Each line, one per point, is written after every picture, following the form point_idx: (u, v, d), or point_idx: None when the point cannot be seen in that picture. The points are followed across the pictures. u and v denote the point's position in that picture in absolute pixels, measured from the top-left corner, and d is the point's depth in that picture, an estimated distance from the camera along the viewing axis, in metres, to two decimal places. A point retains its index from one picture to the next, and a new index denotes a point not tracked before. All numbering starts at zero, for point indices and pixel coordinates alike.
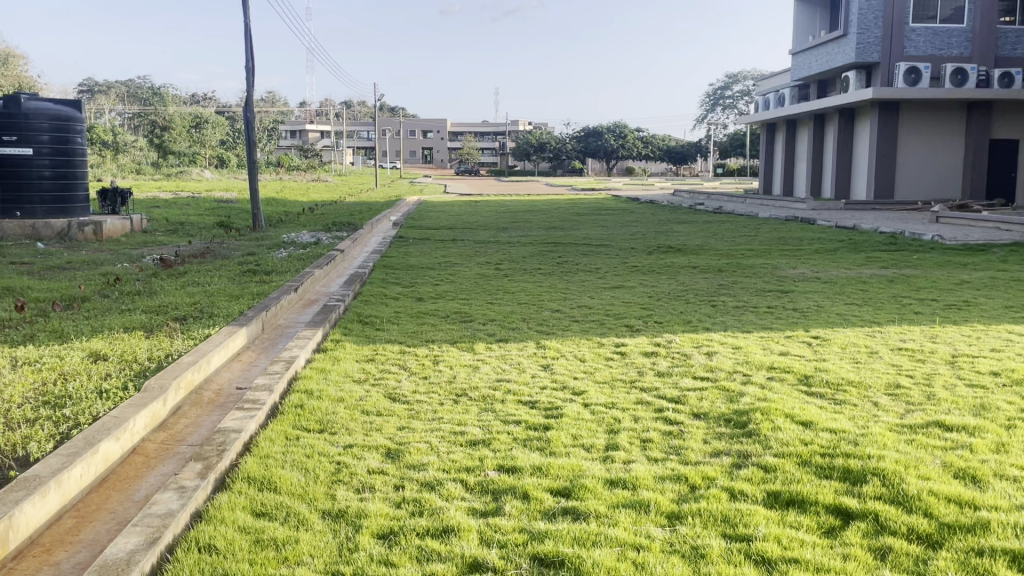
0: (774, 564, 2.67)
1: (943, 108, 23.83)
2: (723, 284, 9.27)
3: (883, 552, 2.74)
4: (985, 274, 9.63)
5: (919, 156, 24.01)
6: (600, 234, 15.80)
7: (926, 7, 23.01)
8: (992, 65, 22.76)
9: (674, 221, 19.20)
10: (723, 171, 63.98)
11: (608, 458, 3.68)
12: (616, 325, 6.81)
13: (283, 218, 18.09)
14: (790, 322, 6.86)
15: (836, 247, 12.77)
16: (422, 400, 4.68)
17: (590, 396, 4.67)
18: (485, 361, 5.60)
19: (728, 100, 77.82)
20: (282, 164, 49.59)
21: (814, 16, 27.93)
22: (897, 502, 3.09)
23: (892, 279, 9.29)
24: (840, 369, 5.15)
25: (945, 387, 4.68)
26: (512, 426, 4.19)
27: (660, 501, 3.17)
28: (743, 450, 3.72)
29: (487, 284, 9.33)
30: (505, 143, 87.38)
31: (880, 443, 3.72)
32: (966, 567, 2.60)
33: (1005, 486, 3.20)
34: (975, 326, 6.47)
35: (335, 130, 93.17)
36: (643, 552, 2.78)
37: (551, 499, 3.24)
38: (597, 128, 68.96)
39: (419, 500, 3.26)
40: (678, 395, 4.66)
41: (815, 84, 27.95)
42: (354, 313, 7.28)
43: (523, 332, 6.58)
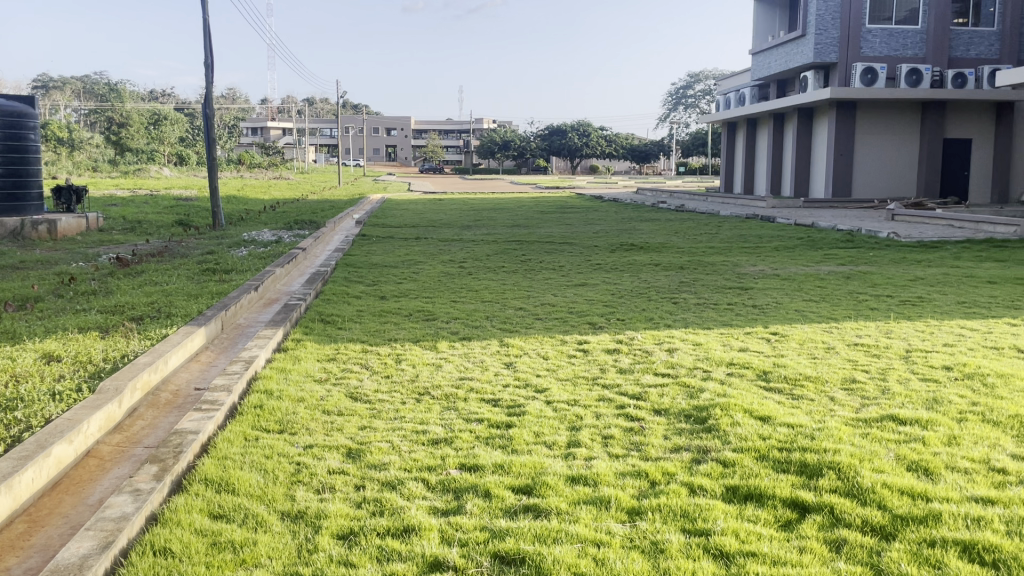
0: (732, 558, 2.70)
1: (898, 108, 24.31)
2: (684, 281, 9.34)
3: (839, 544, 2.79)
4: (937, 271, 9.80)
5: (876, 155, 24.47)
6: (563, 231, 15.85)
7: (882, 9, 23.45)
8: (946, 66, 23.20)
9: (635, 219, 19.29)
10: (686, 170, 64.36)
11: (570, 455, 3.70)
12: (579, 323, 6.82)
13: (244, 216, 17.83)
14: (750, 318, 6.94)
15: (796, 244, 12.95)
16: (384, 399, 4.65)
17: (551, 394, 4.68)
18: (447, 359, 5.58)
19: (690, 100, 78.58)
20: (243, 163, 48.87)
21: (774, 17, 28.32)
22: (852, 495, 3.15)
23: (848, 275, 9.46)
24: (798, 365, 5.22)
25: (899, 381, 4.79)
26: (474, 424, 4.19)
27: (620, 497, 3.19)
28: (702, 445, 3.76)
29: (452, 282, 9.27)
30: (469, 141, 86.87)
31: (836, 436, 3.79)
32: (918, 558, 2.65)
33: (956, 478, 3.28)
34: (928, 322, 6.62)
35: (297, 127, 92.08)
36: (603, 548, 2.79)
37: (512, 497, 3.24)
38: (561, 127, 68.83)
39: (379, 500, 3.24)
40: (639, 390, 4.70)
41: (774, 84, 28.30)
42: (315, 312, 7.19)
43: (487, 330, 6.58)
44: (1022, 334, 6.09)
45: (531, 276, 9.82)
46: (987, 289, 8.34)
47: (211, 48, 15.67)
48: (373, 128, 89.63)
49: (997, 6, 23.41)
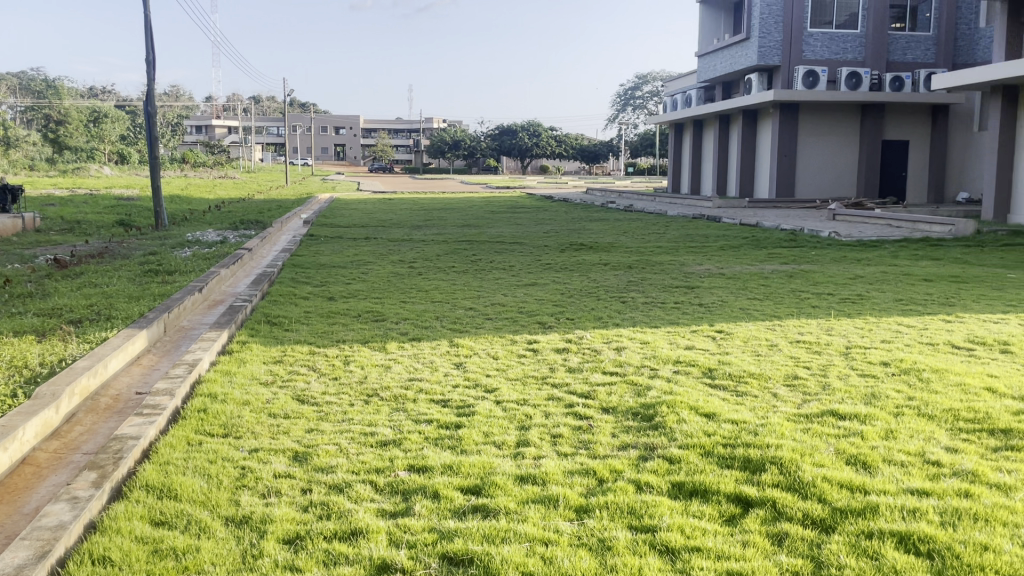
0: (677, 554, 2.74)
1: (839, 110, 24.93)
2: (632, 280, 9.46)
3: (781, 537, 2.85)
4: (876, 269, 10.07)
5: (817, 156, 25.07)
6: (512, 231, 15.89)
7: (823, 13, 24.02)
8: (884, 69, 23.86)
9: (584, 219, 19.44)
10: (635, 171, 65.12)
11: (519, 454, 3.71)
12: (529, 322, 6.84)
13: (188, 216, 17.48)
14: (697, 317, 7.05)
15: (741, 243, 13.19)
16: (331, 401, 4.61)
17: (501, 393, 4.69)
18: (397, 360, 5.54)
19: (638, 100, 79.30)
20: (187, 160, 47.88)
21: (719, 19, 28.80)
22: (794, 489, 3.22)
23: (791, 274, 9.66)
24: (742, 362, 5.32)
25: (839, 377, 4.91)
26: (423, 425, 4.17)
27: (568, 495, 3.21)
28: (650, 442, 3.81)
29: (401, 282, 9.20)
30: (419, 141, 86.41)
31: (778, 432, 3.87)
32: (856, 550, 2.73)
33: (893, 470, 3.38)
34: (868, 319, 6.80)
35: (244, 125, 90.50)
36: (551, 547, 2.81)
37: (461, 498, 3.24)
38: (512, 127, 68.95)
39: (326, 504, 3.20)
40: (588, 390, 4.73)
41: (719, 86, 28.75)
42: (261, 313, 7.10)
43: (437, 330, 6.56)
44: (956, 330, 6.28)
45: (481, 276, 9.83)
46: (923, 287, 8.58)
47: (152, 44, 15.33)
48: (321, 127, 88.61)
49: (933, 11, 24.04)
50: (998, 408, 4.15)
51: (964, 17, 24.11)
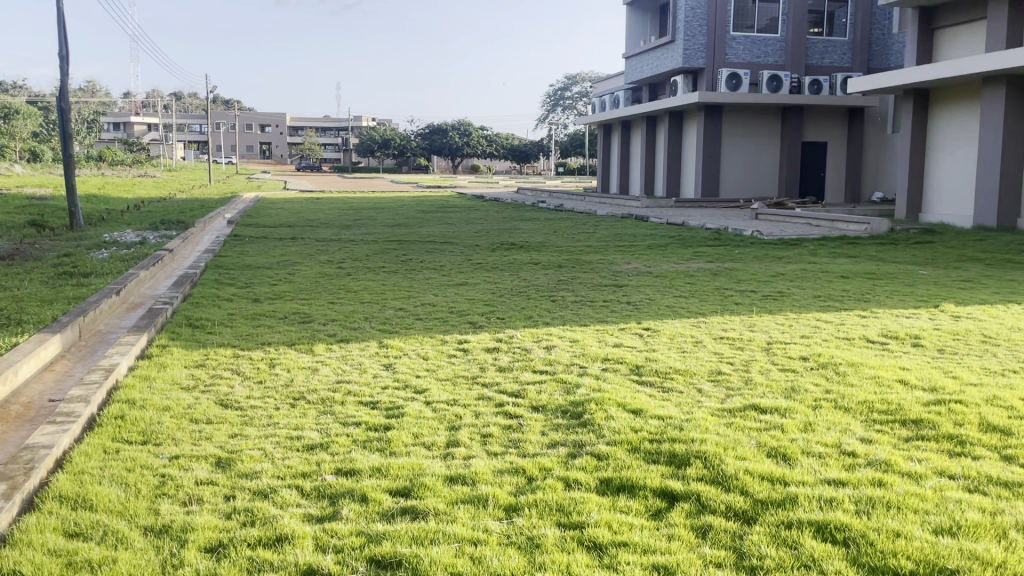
0: (604, 549, 2.78)
1: (761, 112, 25.63)
2: (562, 279, 9.53)
3: (704, 530, 2.91)
4: (796, 267, 10.40)
5: (740, 157, 25.72)
6: (443, 230, 15.83)
7: (745, 17, 24.66)
8: (803, 73, 24.61)
9: (514, 218, 19.53)
10: (565, 170, 65.72)
11: (448, 455, 3.70)
12: (459, 322, 6.82)
13: (106, 216, 16.87)
14: (625, 315, 7.15)
15: (667, 242, 13.42)
16: (256, 405, 4.51)
17: (431, 394, 4.67)
18: (324, 362, 5.47)
19: (569, 100, 79.91)
20: (104, 159, 46.10)
21: (645, 22, 29.26)
22: (717, 482, 3.30)
23: (715, 272, 9.89)
24: (668, 359, 5.42)
25: (761, 372, 5.05)
26: (351, 427, 4.12)
27: (498, 494, 3.22)
28: (578, 439, 3.85)
29: (328, 283, 9.07)
30: (347, 140, 85.28)
31: (702, 426, 3.95)
32: (777, 539, 2.80)
33: (811, 462, 3.49)
34: (787, 315, 7.01)
35: (164, 122, 87.69)
36: (480, 546, 2.80)
37: (389, 500, 3.21)
38: (442, 126, 68.69)
39: (251, 510, 3.14)
40: (519, 389, 4.75)
41: (646, 87, 29.20)
42: (183, 316, 6.89)
43: (366, 331, 6.47)
44: (870, 325, 6.54)
45: (412, 275, 9.78)
46: (840, 284, 8.88)
47: (66, 38, 14.75)
48: (247, 124, 86.62)
49: (849, 16, 24.96)
50: (910, 400, 4.32)
51: (878, 23, 25.07)
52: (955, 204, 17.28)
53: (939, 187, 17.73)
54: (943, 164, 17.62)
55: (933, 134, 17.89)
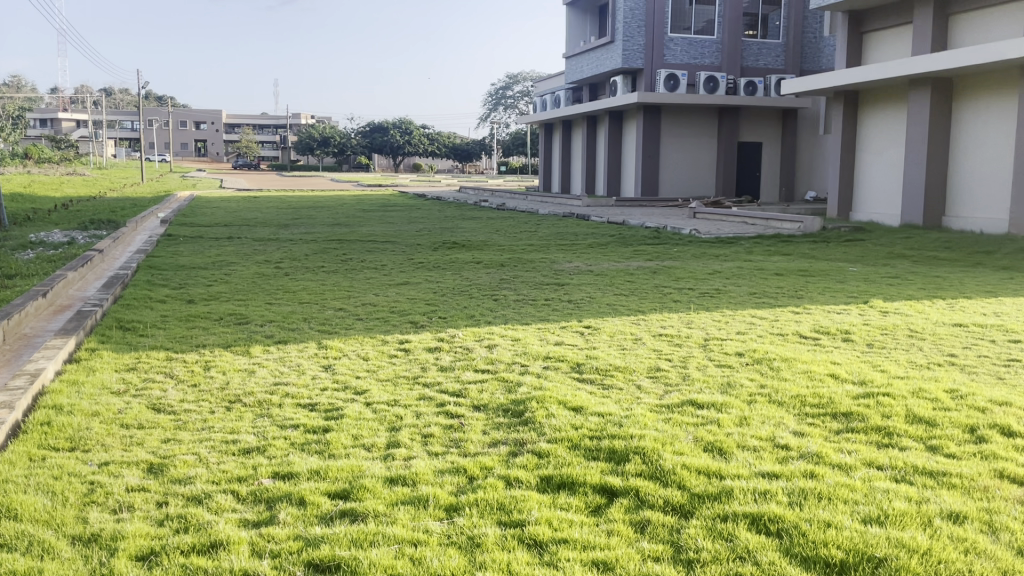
0: (545, 546, 2.79)
1: (698, 113, 26.07)
2: (504, 278, 9.55)
3: (643, 525, 2.94)
4: (732, 265, 10.61)
5: (679, 157, 26.12)
6: (384, 229, 15.71)
7: (682, 19, 25.04)
8: (738, 74, 25.12)
9: (457, 217, 19.50)
10: (508, 169, 65.79)
11: (388, 456, 3.67)
12: (400, 322, 6.76)
13: (32, 215, 16.28)
14: (566, 313, 7.20)
15: (607, 241, 13.56)
16: (190, 408, 4.41)
17: (371, 395, 4.62)
18: (262, 364, 5.37)
19: (511, 99, 80.02)
20: (30, 157, 44.44)
21: (585, 22, 29.48)
22: (656, 477, 3.34)
23: (654, 271, 10.03)
24: (608, 356, 5.48)
25: (698, 368, 5.13)
26: (289, 430, 4.05)
27: (439, 494, 3.20)
28: (519, 438, 3.86)
29: (266, 284, 8.91)
30: (286, 138, 83.91)
31: (641, 422, 4.01)
32: (712, 532, 2.85)
33: (747, 456, 3.56)
34: (724, 312, 7.15)
35: (94, 119, 84.95)
36: (420, 548, 2.78)
37: (328, 503, 3.17)
38: (382, 124, 68.11)
39: (184, 516, 3.06)
40: (460, 388, 4.74)
41: (586, 87, 29.41)
42: (114, 319, 6.68)
43: (305, 333, 6.37)
44: (803, 321, 6.71)
45: (353, 275, 9.69)
46: (774, 281, 9.09)
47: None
48: (181, 121, 84.52)
49: (782, 20, 25.56)
50: (840, 393, 4.45)
51: (809, 27, 25.75)
52: (884, 202, 17.86)
53: (869, 186, 18.32)
54: (872, 164, 18.20)
55: (863, 134, 18.43)
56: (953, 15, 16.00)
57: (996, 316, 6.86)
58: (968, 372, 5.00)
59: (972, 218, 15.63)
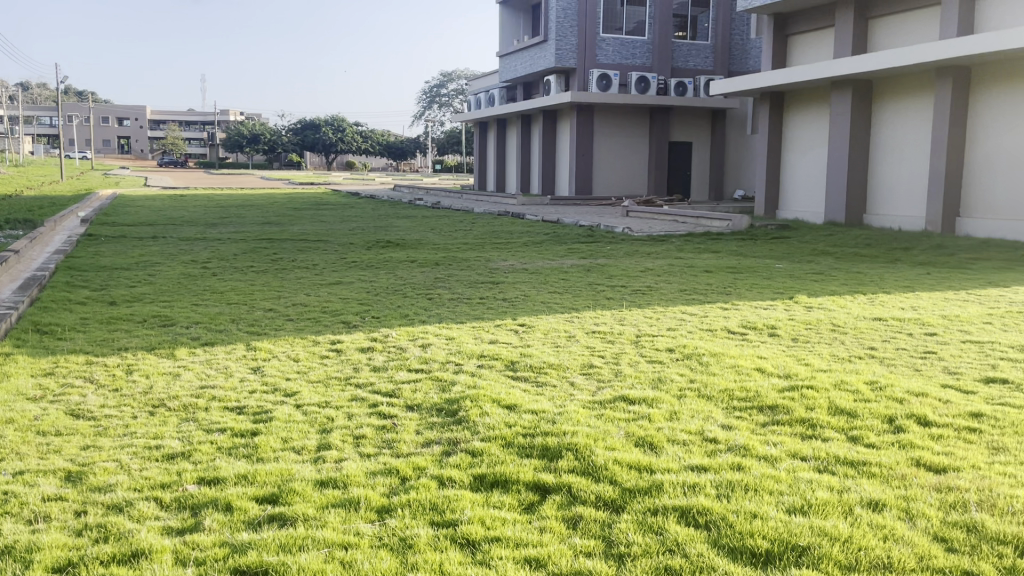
0: (477, 546, 2.78)
1: (630, 113, 26.41)
2: (438, 276, 9.51)
3: (575, 521, 2.96)
4: (664, 262, 10.77)
5: (611, 156, 26.42)
6: (316, 229, 15.47)
7: (614, 19, 25.34)
8: (669, 74, 25.55)
9: (391, 215, 19.31)
10: (442, 167, 65.46)
11: (319, 459, 3.61)
12: (333, 322, 6.67)
13: None
14: (500, 311, 7.20)
15: (542, 240, 13.61)
16: (111, 414, 4.26)
17: (302, 397, 4.54)
18: (187, 367, 5.23)
19: (445, 98, 79.70)
20: None
21: (518, 22, 29.59)
22: (588, 473, 3.37)
23: (588, 269, 10.11)
24: (542, 354, 5.50)
25: (630, 364, 5.20)
26: (216, 434, 3.95)
27: (370, 496, 3.16)
28: (452, 437, 3.84)
29: (192, 284, 8.67)
30: (214, 135, 81.86)
31: (574, 419, 4.03)
32: (643, 526, 2.89)
33: (677, 450, 3.61)
34: (656, 308, 7.26)
35: (8, 114, 81.25)
36: (351, 550, 2.74)
37: (256, 508, 3.10)
38: (315, 122, 66.95)
39: (104, 525, 2.96)
40: (393, 388, 4.69)
41: (520, 86, 29.47)
42: (29, 322, 6.41)
43: (232, 334, 6.22)
44: (731, 316, 6.86)
45: (283, 275, 9.50)
46: (704, 278, 9.27)
47: None
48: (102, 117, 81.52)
49: (711, 22, 26.13)
50: (765, 386, 4.57)
51: (736, 29, 26.37)
52: (808, 200, 18.39)
53: (794, 185, 18.84)
54: (798, 163, 18.72)
55: (788, 135, 18.95)
56: (872, 19, 16.60)
57: (912, 310, 7.13)
58: (887, 364, 5.18)
59: (891, 216, 16.21)
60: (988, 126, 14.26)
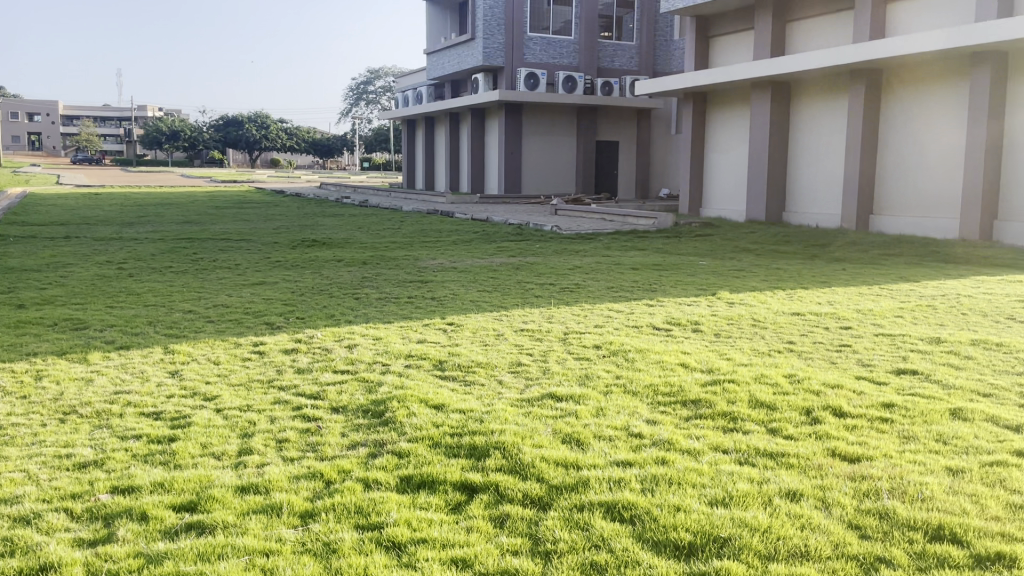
0: (403, 548, 2.75)
1: (557, 111, 26.61)
2: (366, 276, 9.39)
3: (502, 520, 2.95)
4: (591, 260, 10.87)
5: (540, 154, 26.55)
6: (239, 228, 15.08)
7: (540, 19, 25.48)
8: (595, 74, 25.82)
9: (318, 214, 18.97)
10: (371, 165, 64.68)
11: (240, 464, 3.51)
12: (255, 324, 6.52)
13: None
14: (429, 311, 7.15)
15: (470, 238, 13.56)
16: (18, 422, 4.07)
17: (222, 401, 4.41)
18: (101, 372, 5.03)
19: (373, 95, 78.78)
20: None
21: (445, 20, 29.47)
22: (515, 471, 3.37)
23: (517, 267, 10.13)
24: (470, 352, 5.48)
25: (558, 361, 5.23)
26: (131, 441, 3.81)
27: (293, 501, 3.09)
28: (379, 439, 3.79)
29: (107, 286, 8.36)
30: (131, 131, 79.00)
31: (501, 417, 4.03)
32: (569, 523, 2.90)
33: (603, 445, 3.65)
34: (584, 306, 7.32)
35: None
36: (273, 557, 2.68)
37: (173, 516, 3.00)
38: (237, 118, 65.26)
39: (11, 539, 2.82)
40: (318, 390, 4.60)
41: (448, 84, 29.35)
42: None
43: (149, 337, 6.02)
44: (656, 313, 6.96)
45: (204, 276, 9.23)
46: (631, 275, 9.40)
47: None
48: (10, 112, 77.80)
49: (635, 23, 26.52)
50: (690, 381, 4.65)
51: (661, 30, 26.83)
52: (731, 199, 18.83)
53: (717, 184, 19.27)
54: (720, 162, 19.16)
55: (710, 134, 19.36)
56: (789, 22, 17.09)
57: (829, 305, 7.36)
58: (804, 358, 5.34)
59: (809, 214, 16.72)
60: (900, 127, 14.83)
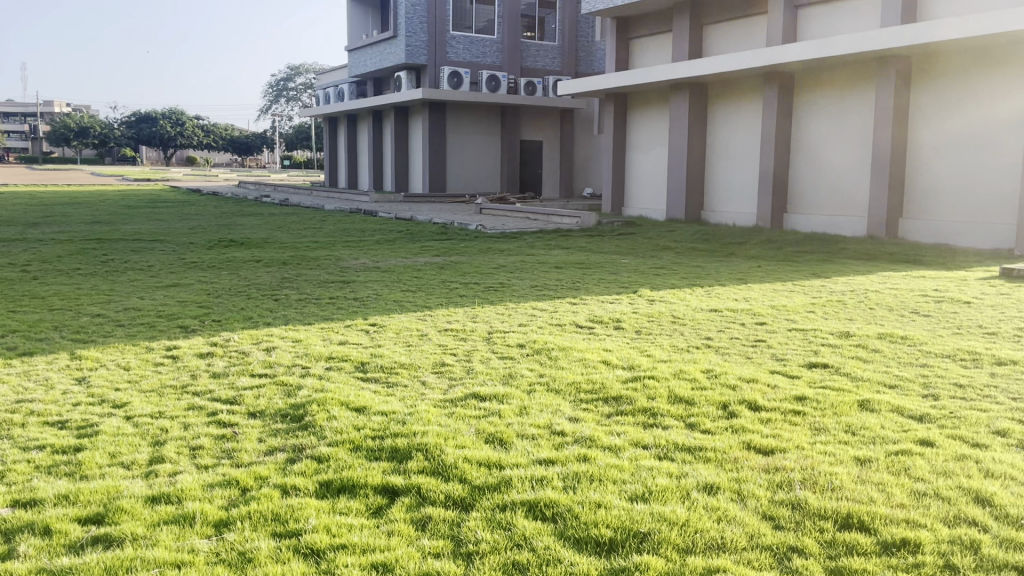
0: (322, 554, 2.69)
1: (481, 110, 26.61)
2: (286, 277, 9.18)
3: (424, 522, 2.93)
4: (516, 259, 10.89)
5: (464, 153, 26.52)
6: (153, 228, 14.53)
7: (463, 18, 25.47)
8: (518, 74, 25.94)
9: (238, 214, 18.47)
10: (292, 163, 63.37)
11: (151, 473, 3.38)
12: (169, 327, 6.30)
13: None
14: (350, 312, 7.04)
15: (394, 238, 13.41)
16: None
17: (132, 408, 4.24)
18: (0, 380, 4.77)
19: (293, 91, 77.19)
20: None
21: (367, 17, 29.13)
22: (437, 472, 3.34)
23: (441, 266, 10.06)
24: (393, 354, 5.42)
25: (481, 361, 5.21)
26: (34, 452, 3.63)
27: (207, 510, 2.99)
28: (297, 444, 3.70)
29: (9, 289, 7.95)
30: (36, 127, 75.45)
31: (424, 419, 3.99)
32: (492, 523, 2.89)
33: (525, 444, 3.66)
34: (507, 305, 7.32)
35: None
36: (184, 569, 2.59)
37: (78, 529, 2.87)
38: (151, 115, 63.02)
39: None
40: (234, 395, 4.48)
41: (371, 82, 29.01)
42: None
43: (54, 343, 5.75)
44: (580, 311, 7.01)
45: (113, 278, 8.87)
46: (555, 274, 9.45)
47: None
48: None
49: (557, 23, 26.76)
50: (611, 378, 4.70)
51: (582, 31, 27.13)
52: (652, 198, 19.16)
53: (638, 183, 19.58)
54: (641, 162, 19.47)
55: (632, 134, 19.65)
56: (706, 26, 17.49)
57: (745, 301, 7.55)
58: (722, 353, 5.46)
59: (727, 212, 17.15)
60: (812, 129, 15.33)
